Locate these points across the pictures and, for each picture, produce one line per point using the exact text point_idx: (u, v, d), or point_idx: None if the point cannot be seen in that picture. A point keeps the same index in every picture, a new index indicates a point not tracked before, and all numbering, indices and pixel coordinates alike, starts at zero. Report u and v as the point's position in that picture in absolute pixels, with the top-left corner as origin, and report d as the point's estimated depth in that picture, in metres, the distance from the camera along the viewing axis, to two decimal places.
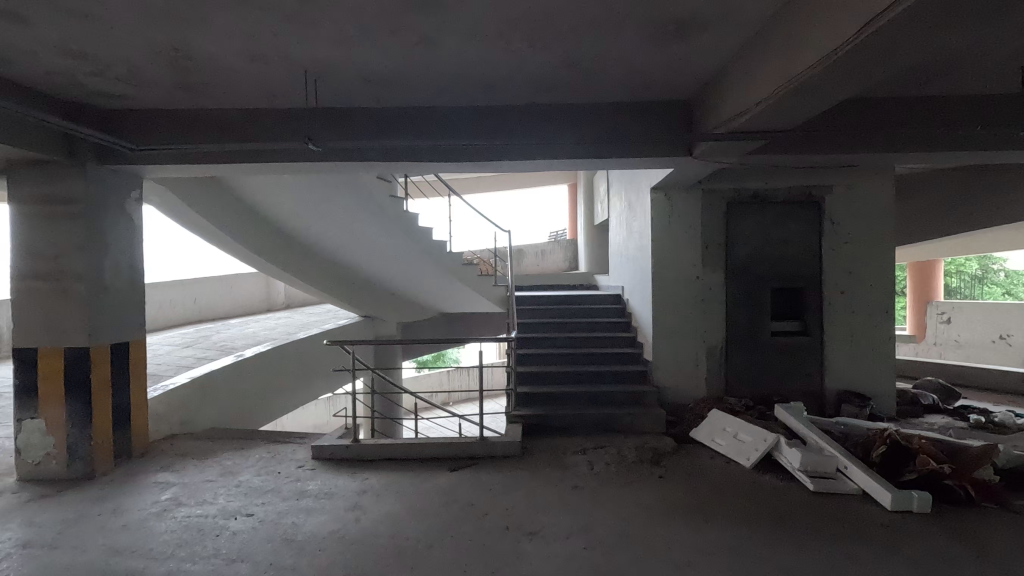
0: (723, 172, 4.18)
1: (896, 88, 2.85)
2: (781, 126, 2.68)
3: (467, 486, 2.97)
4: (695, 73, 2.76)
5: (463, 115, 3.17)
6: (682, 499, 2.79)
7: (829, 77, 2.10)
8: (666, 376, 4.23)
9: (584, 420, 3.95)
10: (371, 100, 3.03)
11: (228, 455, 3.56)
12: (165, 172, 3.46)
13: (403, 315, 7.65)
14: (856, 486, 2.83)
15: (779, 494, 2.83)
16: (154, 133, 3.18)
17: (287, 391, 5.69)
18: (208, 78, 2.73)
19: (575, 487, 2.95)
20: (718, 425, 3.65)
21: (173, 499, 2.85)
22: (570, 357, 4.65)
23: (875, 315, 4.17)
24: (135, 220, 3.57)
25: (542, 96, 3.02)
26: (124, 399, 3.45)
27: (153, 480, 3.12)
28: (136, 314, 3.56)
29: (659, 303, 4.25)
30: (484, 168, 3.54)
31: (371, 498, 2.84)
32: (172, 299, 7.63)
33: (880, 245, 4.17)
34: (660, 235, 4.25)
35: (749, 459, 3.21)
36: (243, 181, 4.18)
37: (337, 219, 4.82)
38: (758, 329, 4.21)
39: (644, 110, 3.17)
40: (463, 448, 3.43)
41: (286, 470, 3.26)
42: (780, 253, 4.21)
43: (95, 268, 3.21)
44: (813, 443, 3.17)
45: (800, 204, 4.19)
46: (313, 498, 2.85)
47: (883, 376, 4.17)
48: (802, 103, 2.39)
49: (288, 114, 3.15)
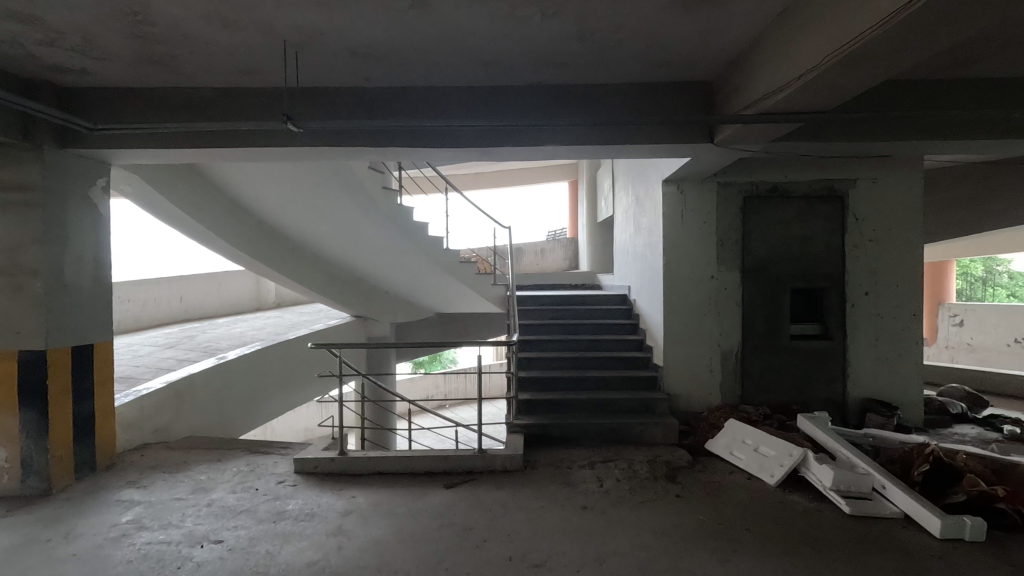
0: (740, 164, 3.91)
1: (945, 66, 2.55)
2: (819, 108, 2.39)
3: (464, 507, 2.68)
4: (722, 48, 2.47)
5: (462, 96, 2.88)
6: (704, 523, 2.49)
7: (889, 47, 1.80)
8: (677, 383, 3.95)
9: (590, 430, 3.65)
10: (358, 77, 2.73)
11: (202, 468, 3.25)
12: (134, 158, 3.15)
13: (397, 316, 7.30)
14: (896, 508, 2.54)
15: (810, 518, 2.54)
16: (120, 112, 2.87)
17: (275, 396, 5.36)
18: (176, 50, 2.43)
19: (583, 508, 2.66)
20: (737, 436, 3.37)
21: (134, 521, 2.54)
22: (574, 362, 4.35)
23: (902, 318, 3.89)
24: (102, 210, 3.26)
25: (549, 74, 2.73)
26: (88, 407, 3.12)
27: (116, 498, 2.81)
28: (104, 312, 3.25)
29: (670, 304, 3.98)
30: (483, 158, 3.23)
31: (357, 521, 2.54)
32: (156, 297, 7.33)
33: (907, 243, 3.90)
34: (671, 232, 3.97)
35: (773, 476, 2.92)
36: (223, 169, 3.85)
37: (327, 212, 4.50)
38: (776, 333, 3.93)
39: (663, 92, 2.88)
40: (459, 461, 3.13)
41: (264, 487, 2.95)
42: (801, 251, 3.93)
43: (55, 261, 2.91)
44: (844, 460, 2.89)
45: (822, 197, 3.91)
46: (292, 521, 2.55)
47: (911, 382, 3.89)
48: (848, 79, 2.10)
49: (269, 93, 2.85)
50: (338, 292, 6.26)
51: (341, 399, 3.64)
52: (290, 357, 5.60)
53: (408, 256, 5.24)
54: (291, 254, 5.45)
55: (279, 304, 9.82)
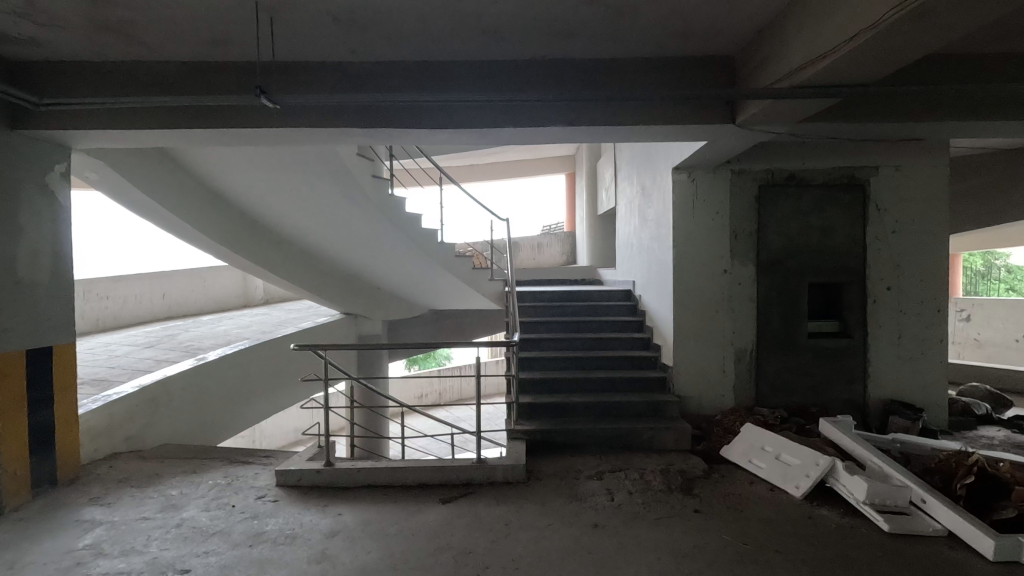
0: (755, 151, 3.67)
1: (996, 36, 2.29)
2: (860, 81, 2.13)
3: (463, 526, 2.41)
4: (750, 15, 2.20)
5: (458, 71, 2.60)
6: (729, 544, 2.25)
7: (959, 5, 1.54)
8: (687, 384, 3.72)
9: (596, 435, 3.41)
10: (343, 49, 2.44)
11: (175, 482, 2.97)
12: (96, 140, 2.84)
13: (390, 313, 6.99)
14: (939, 525, 2.31)
15: (844, 537, 2.30)
16: (75, 88, 2.57)
17: (260, 399, 5.06)
18: (133, 15, 2.13)
19: (594, 527, 2.41)
20: (755, 443, 3.13)
21: (93, 546, 2.26)
22: (578, 362, 4.09)
23: (926, 315, 3.65)
24: (61, 198, 2.95)
25: (555, 46, 2.46)
26: (46, 417, 2.83)
27: (76, 518, 2.52)
28: (64, 311, 2.94)
29: (680, 300, 3.73)
30: (482, 140, 2.95)
31: (343, 544, 2.28)
32: (138, 293, 7.01)
33: (933, 234, 3.65)
34: (681, 223, 3.72)
35: (799, 487, 2.69)
36: (198, 153, 3.55)
37: (312, 202, 4.20)
38: (793, 331, 3.70)
39: (681, 67, 2.61)
40: (457, 472, 2.87)
41: (242, 503, 2.68)
42: (819, 244, 3.69)
43: (5, 254, 2.61)
44: (876, 470, 2.66)
45: (841, 186, 3.67)
46: (270, 544, 2.28)
47: (935, 383, 3.66)
48: (902, 46, 1.84)
49: (243, 67, 2.55)
50: (326, 288, 5.95)
51: (327, 405, 3.02)
52: (276, 357, 5.28)
53: (399, 248, 4.94)
54: (275, 247, 5.14)
55: (267, 300, 9.47)
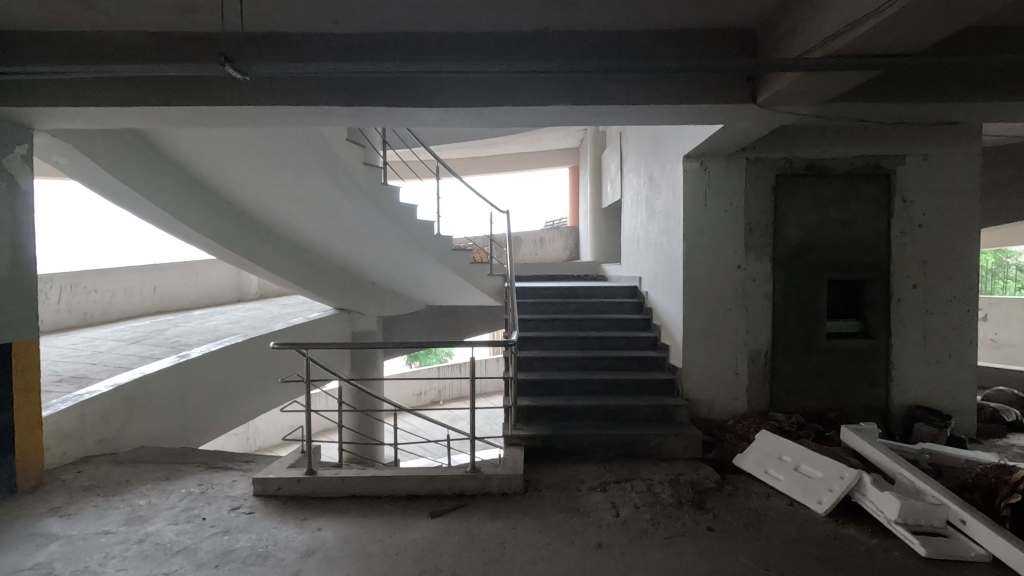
0: (772, 137, 3.43)
1: None
2: (903, 50, 1.88)
3: (453, 546, 2.19)
4: None
5: (452, 45, 2.36)
6: (749, 569, 2.02)
7: None
8: (697, 387, 3.49)
9: (600, 441, 3.18)
10: (325, 18, 2.20)
11: (145, 490, 2.76)
12: (59, 121, 2.62)
13: (386, 309, 6.76)
14: (980, 548, 2.08)
15: (876, 562, 2.07)
16: (29, 60, 2.33)
17: (247, 397, 4.84)
18: None
19: (597, 547, 2.18)
20: (771, 451, 2.90)
21: (42, 566, 2.04)
22: (580, 363, 3.86)
23: (953, 315, 3.41)
24: (23, 184, 2.73)
25: (559, 15, 2.21)
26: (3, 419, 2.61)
27: (30, 532, 2.31)
28: (26, 304, 2.71)
29: (691, 297, 3.49)
30: (478, 121, 2.69)
31: (319, 565, 2.06)
32: (126, 287, 6.79)
33: (962, 228, 3.40)
34: (693, 214, 3.48)
35: (821, 502, 2.46)
36: (177, 137, 3.33)
37: (300, 189, 3.97)
38: (811, 330, 3.45)
39: (697, 41, 2.36)
40: (449, 483, 2.65)
41: (213, 516, 2.46)
42: (839, 238, 3.44)
43: None
44: (907, 484, 2.42)
45: (864, 176, 3.41)
46: (239, 565, 2.06)
47: (963, 388, 3.42)
48: (960, 8, 1.58)
49: (214, 39, 2.31)
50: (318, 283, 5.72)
51: (310, 408, 2.74)
52: (265, 354, 5.06)
53: (393, 241, 4.72)
54: (263, 239, 4.91)
55: (262, 295, 9.24)
